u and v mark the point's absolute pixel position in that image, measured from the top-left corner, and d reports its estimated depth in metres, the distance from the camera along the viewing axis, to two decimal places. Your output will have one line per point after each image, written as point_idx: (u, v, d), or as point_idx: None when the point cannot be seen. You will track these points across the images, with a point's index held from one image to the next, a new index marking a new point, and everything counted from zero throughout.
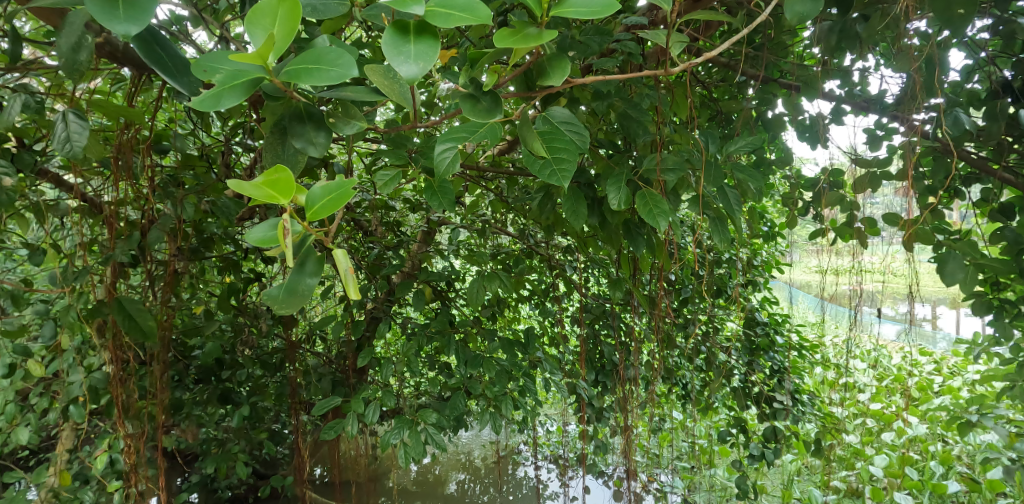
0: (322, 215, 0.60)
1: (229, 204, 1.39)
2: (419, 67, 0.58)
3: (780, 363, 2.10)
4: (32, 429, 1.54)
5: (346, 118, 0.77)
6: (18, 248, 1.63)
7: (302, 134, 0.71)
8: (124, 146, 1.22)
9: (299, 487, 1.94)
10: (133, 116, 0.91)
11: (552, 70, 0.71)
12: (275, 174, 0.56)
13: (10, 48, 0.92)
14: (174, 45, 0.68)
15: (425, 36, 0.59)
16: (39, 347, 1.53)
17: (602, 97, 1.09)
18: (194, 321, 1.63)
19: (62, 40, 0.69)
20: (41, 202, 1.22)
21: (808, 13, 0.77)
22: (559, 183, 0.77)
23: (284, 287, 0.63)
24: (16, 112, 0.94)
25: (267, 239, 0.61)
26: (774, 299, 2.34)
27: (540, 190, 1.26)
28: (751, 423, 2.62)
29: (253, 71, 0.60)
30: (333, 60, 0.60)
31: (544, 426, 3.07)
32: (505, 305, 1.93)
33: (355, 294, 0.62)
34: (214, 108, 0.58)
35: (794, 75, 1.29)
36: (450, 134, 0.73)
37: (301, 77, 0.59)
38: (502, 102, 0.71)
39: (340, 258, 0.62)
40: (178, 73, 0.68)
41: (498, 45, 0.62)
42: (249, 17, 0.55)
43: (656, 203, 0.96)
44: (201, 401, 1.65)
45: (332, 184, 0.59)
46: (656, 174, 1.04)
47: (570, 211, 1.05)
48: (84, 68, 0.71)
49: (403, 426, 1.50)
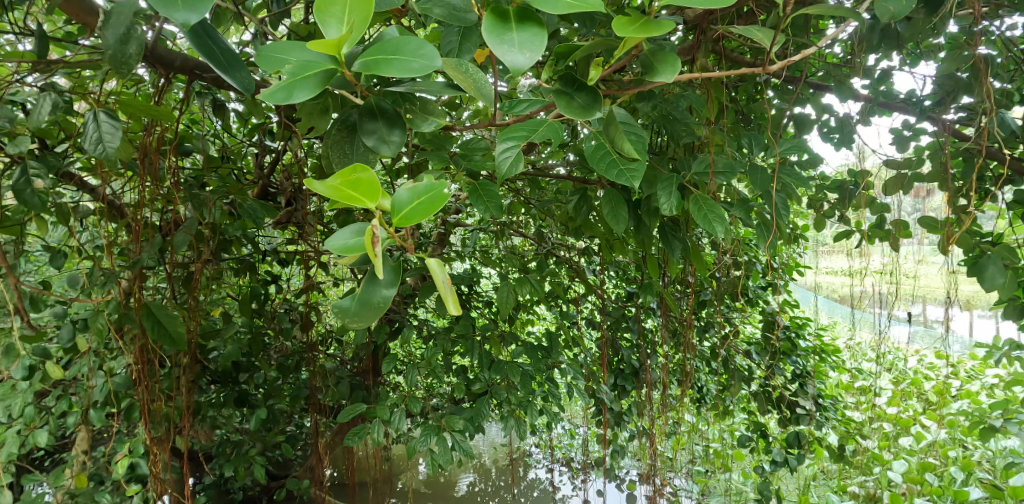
0: (412, 219, 0.63)
1: (253, 207, 1.43)
2: (526, 56, 0.63)
3: (800, 368, 2.18)
4: (49, 429, 1.55)
5: (423, 114, 0.87)
6: (38, 252, 1.65)
7: (374, 132, 0.79)
8: (150, 147, 1.26)
9: (315, 490, 1.93)
10: (158, 113, 1.02)
11: (660, 66, 0.76)
12: (356, 175, 0.59)
13: (38, 49, 0.99)
14: (225, 39, 0.75)
15: (526, 24, 0.65)
16: (57, 349, 1.55)
17: (647, 98, 1.16)
18: (213, 322, 1.64)
19: (110, 32, 0.75)
20: (63, 207, 1.28)
21: (900, 12, 0.86)
22: (627, 183, 0.84)
23: (358, 300, 0.67)
24: (45, 112, 1.01)
25: (348, 246, 0.65)
26: (794, 303, 2.31)
27: (577, 193, 1.52)
28: (769, 427, 2.57)
29: (324, 63, 0.67)
30: (415, 51, 0.66)
31: (558, 428, 3.03)
32: (522, 307, 1.92)
33: (454, 309, 0.63)
34: (286, 101, 0.64)
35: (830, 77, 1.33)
36: (509, 134, 0.80)
37: (381, 66, 0.66)
38: (599, 97, 0.76)
39: (436, 269, 0.63)
40: (231, 67, 0.75)
41: (618, 32, 0.65)
42: (321, 8, 0.60)
43: (706, 206, 1.14)
44: (220, 403, 1.67)
45: (420, 187, 0.63)
46: (710, 176, 1.23)
47: (611, 213, 1.22)
48: (131, 59, 0.77)
49: (430, 434, 1.59)
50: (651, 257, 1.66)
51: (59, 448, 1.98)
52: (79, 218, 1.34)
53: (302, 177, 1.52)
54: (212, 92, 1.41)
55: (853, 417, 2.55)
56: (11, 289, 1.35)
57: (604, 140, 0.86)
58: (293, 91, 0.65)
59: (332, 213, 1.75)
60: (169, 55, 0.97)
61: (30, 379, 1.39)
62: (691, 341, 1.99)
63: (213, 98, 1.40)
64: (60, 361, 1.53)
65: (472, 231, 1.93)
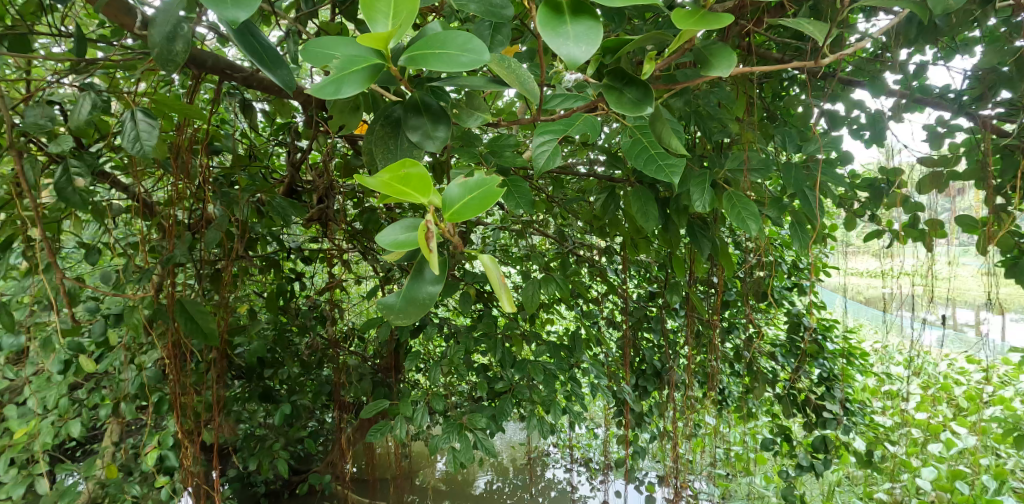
0: (464, 215, 0.65)
1: (282, 205, 1.45)
2: (582, 49, 0.65)
3: (829, 370, 2.13)
4: (82, 421, 1.60)
5: (470, 109, 0.91)
6: (70, 248, 1.69)
7: (418, 128, 0.80)
8: (182, 146, 1.30)
9: (337, 485, 1.95)
10: (189, 112, 1.05)
11: (716, 61, 0.80)
12: (404, 169, 0.61)
13: (79, 49, 1.02)
14: (269, 38, 0.77)
15: (581, 17, 0.66)
16: (89, 343, 1.59)
17: (680, 94, 1.16)
18: (240, 318, 1.67)
19: (157, 31, 0.77)
20: (98, 204, 1.32)
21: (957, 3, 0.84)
22: (665, 178, 0.86)
23: (403, 296, 0.72)
24: (86, 111, 1.04)
25: (398, 240, 0.67)
26: (820, 304, 2.27)
27: (604, 190, 1.55)
28: (793, 431, 2.52)
29: (369, 57, 0.67)
30: (462, 45, 0.67)
31: (576, 428, 3.01)
32: (544, 306, 1.92)
33: (509, 307, 0.67)
34: (335, 96, 0.66)
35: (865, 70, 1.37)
36: (546, 128, 0.87)
37: (427, 60, 0.67)
38: (651, 92, 0.76)
39: (492, 267, 0.68)
40: (274, 65, 0.77)
41: (678, 25, 0.67)
42: (368, 6, 0.63)
43: (740, 204, 1.19)
44: (246, 398, 1.71)
45: (471, 181, 0.64)
46: (744, 174, 1.29)
47: (642, 212, 1.33)
48: (177, 57, 0.78)
49: (452, 432, 1.60)
50: (677, 257, 1.65)
51: (89, 440, 2.03)
52: (113, 216, 1.37)
53: (328, 175, 1.54)
54: (240, 92, 1.44)
55: (879, 422, 2.50)
56: (47, 284, 1.39)
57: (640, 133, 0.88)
58: (342, 86, 0.67)
59: (356, 212, 1.77)
60: (203, 55, 1.01)
61: (65, 373, 1.43)
62: (715, 342, 1.96)
63: (241, 98, 1.42)
64: (92, 355, 1.57)
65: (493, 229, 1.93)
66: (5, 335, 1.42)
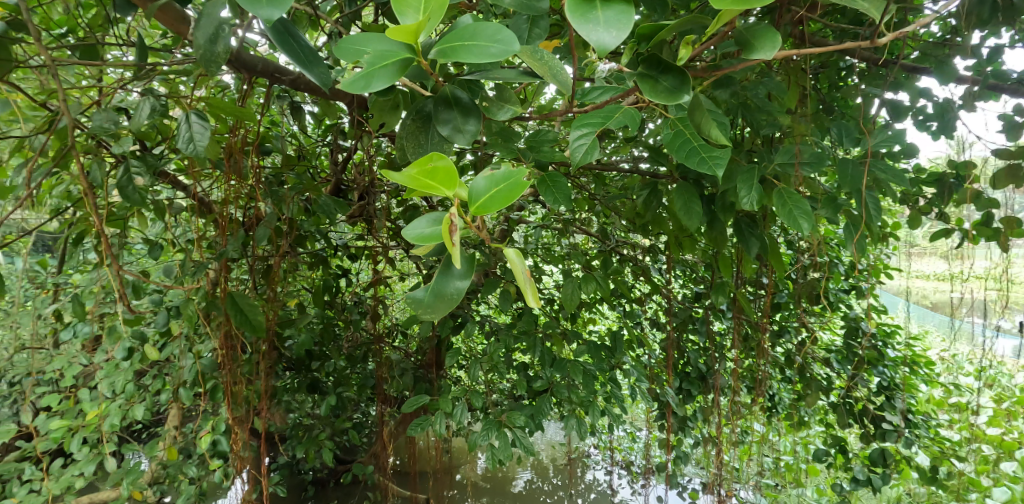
0: (489, 209, 0.67)
1: (328, 203, 1.52)
2: (614, 34, 0.61)
3: (889, 379, 2.02)
4: (146, 405, 1.71)
5: (498, 102, 0.90)
6: (137, 244, 1.81)
7: (448, 122, 0.81)
8: (235, 147, 1.38)
9: (380, 477, 2.00)
10: (239, 114, 1.13)
11: (760, 42, 0.75)
12: (433, 165, 0.64)
13: (140, 59, 1.11)
14: (305, 38, 0.82)
15: (612, 3, 0.63)
16: (154, 332, 1.71)
17: (725, 85, 1.16)
18: (289, 313, 1.74)
19: (200, 33, 0.83)
20: (160, 203, 1.42)
21: None
22: (709, 170, 0.84)
23: (431, 292, 0.74)
24: (145, 115, 1.12)
25: (424, 235, 0.69)
26: (880, 308, 2.16)
27: (645, 187, 1.53)
28: (849, 442, 2.41)
29: (400, 51, 0.71)
30: (493, 37, 0.70)
31: (617, 430, 2.98)
32: (586, 305, 1.92)
33: (532, 301, 0.67)
34: (365, 89, 0.70)
35: (931, 56, 1.35)
36: (584, 121, 0.85)
37: (456, 53, 0.69)
38: (687, 80, 0.73)
39: (515, 260, 0.66)
40: (309, 64, 0.83)
41: (713, 6, 0.61)
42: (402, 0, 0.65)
43: (791, 201, 1.16)
44: (294, 389, 1.79)
45: (497, 174, 0.66)
46: (795, 168, 1.23)
47: (685, 209, 1.31)
48: (219, 57, 0.84)
49: (490, 429, 1.61)
50: (724, 256, 1.62)
51: (153, 423, 2.17)
52: (174, 213, 1.47)
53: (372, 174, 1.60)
54: (290, 95, 1.50)
55: (946, 436, 2.35)
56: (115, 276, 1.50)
57: (682, 127, 0.87)
58: (372, 80, 0.70)
59: (399, 210, 1.82)
60: (251, 60, 1.07)
61: (130, 359, 1.55)
62: (763, 346, 1.91)
63: (290, 100, 1.49)
64: (156, 344, 1.69)
65: (536, 227, 1.99)
66: (78, 323, 1.54)
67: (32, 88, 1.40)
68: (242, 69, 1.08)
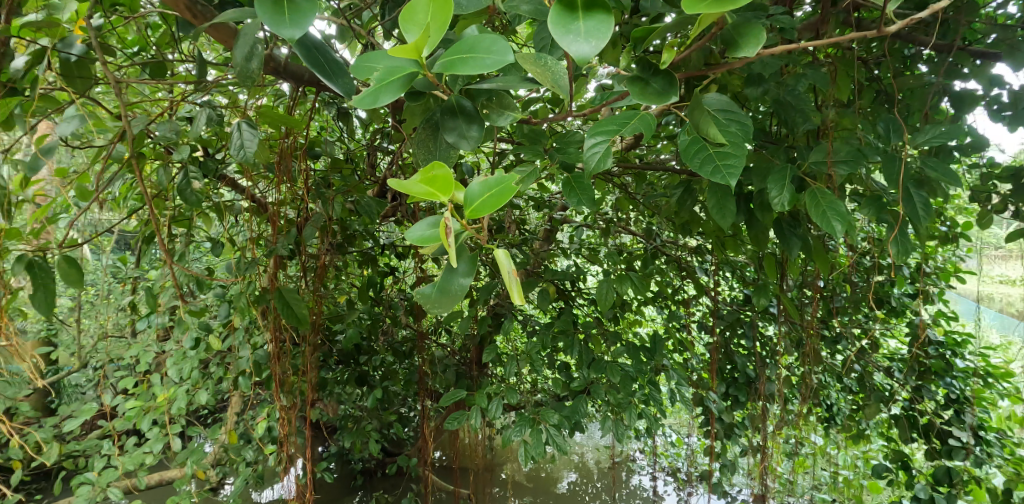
0: (482, 212, 0.69)
1: (370, 203, 1.60)
2: (590, 44, 0.63)
3: (959, 391, 1.89)
4: (210, 392, 1.85)
5: (500, 109, 0.93)
6: (204, 242, 1.96)
7: (455, 129, 0.85)
8: (285, 152, 1.48)
9: (423, 469, 2.07)
10: (289, 123, 1.21)
11: (745, 39, 0.75)
12: (434, 172, 0.67)
13: (199, 73, 1.21)
14: (330, 52, 0.88)
15: (594, 12, 0.65)
16: (218, 324, 1.84)
17: (756, 83, 1.20)
18: (338, 308, 1.83)
19: (238, 51, 0.91)
20: (220, 204, 1.54)
21: None
22: (724, 178, 0.83)
23: (437, 288, 0.78)
24: (202, 124, 1.22)
25: (425, 237, 0.73)
26: (950, 315, 2.03)
27: (681, 187, 1.50)
28: (913, 458, 2.27)
29: (407, 67, 0.75)
30: (489, 49, 0.73)
31: (663, 435, 2.93)
32: (627, 307, 1.92)
33: (518, 299, 0.69)
34: (373, 105, 0.74)
35: (1002, 41, 1.27)
36: (600, 129, 0.84)
37: (458, 65, 0.73)
38: (674, 82, 0.75)
39: (504, 260, 0.69)
40: (334, 76, 0.89)
41: (691, 11, 0.61)
42: (405, 17, 0.69)
43: (825, 200, 1.12)
44: (344, 380, 1.89)
45: (491, 180, 0.69)
46: (829, 167, 1.19)
47: (718, 207, 1.26)
48: (254, 73, 0.92)
49: (525, 424, 1.64)
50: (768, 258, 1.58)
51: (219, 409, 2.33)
52: (232, 214, 1.59)
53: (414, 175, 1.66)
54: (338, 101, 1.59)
55: None
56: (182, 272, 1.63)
57: (697, 133, 0.86)
58: (380, 95, 0.75)
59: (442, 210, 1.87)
60: (296, 69, 1.15)
61: (195, 348, 1.68)
62: (815, 353, 1.84)
63: (337, 106, 1.57)
64: (219, 334, 1.82)
65: (578, 227, 2.01)
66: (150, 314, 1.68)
67: (112, 100, 1.54)
68: (288, 80, 1.16)
